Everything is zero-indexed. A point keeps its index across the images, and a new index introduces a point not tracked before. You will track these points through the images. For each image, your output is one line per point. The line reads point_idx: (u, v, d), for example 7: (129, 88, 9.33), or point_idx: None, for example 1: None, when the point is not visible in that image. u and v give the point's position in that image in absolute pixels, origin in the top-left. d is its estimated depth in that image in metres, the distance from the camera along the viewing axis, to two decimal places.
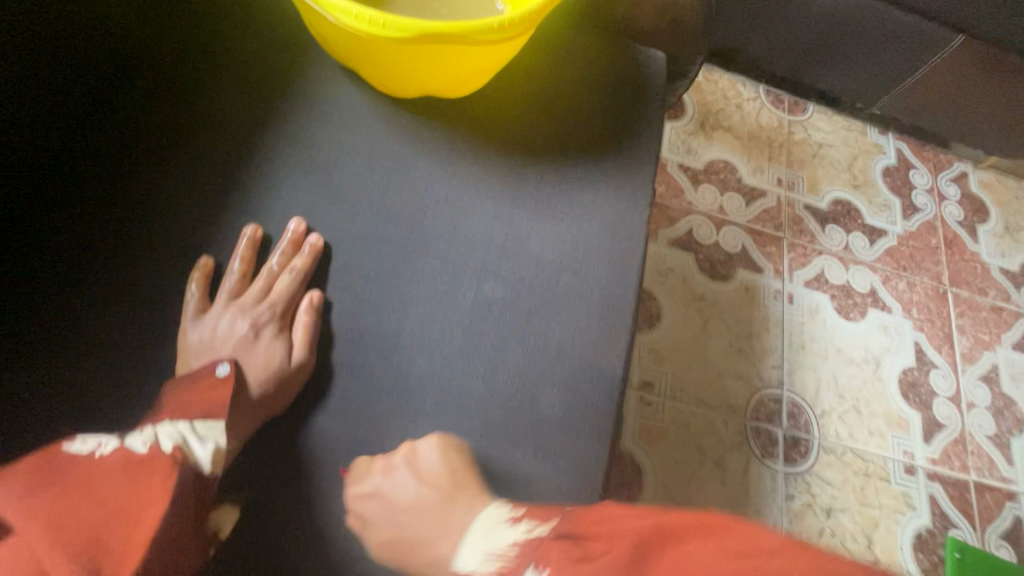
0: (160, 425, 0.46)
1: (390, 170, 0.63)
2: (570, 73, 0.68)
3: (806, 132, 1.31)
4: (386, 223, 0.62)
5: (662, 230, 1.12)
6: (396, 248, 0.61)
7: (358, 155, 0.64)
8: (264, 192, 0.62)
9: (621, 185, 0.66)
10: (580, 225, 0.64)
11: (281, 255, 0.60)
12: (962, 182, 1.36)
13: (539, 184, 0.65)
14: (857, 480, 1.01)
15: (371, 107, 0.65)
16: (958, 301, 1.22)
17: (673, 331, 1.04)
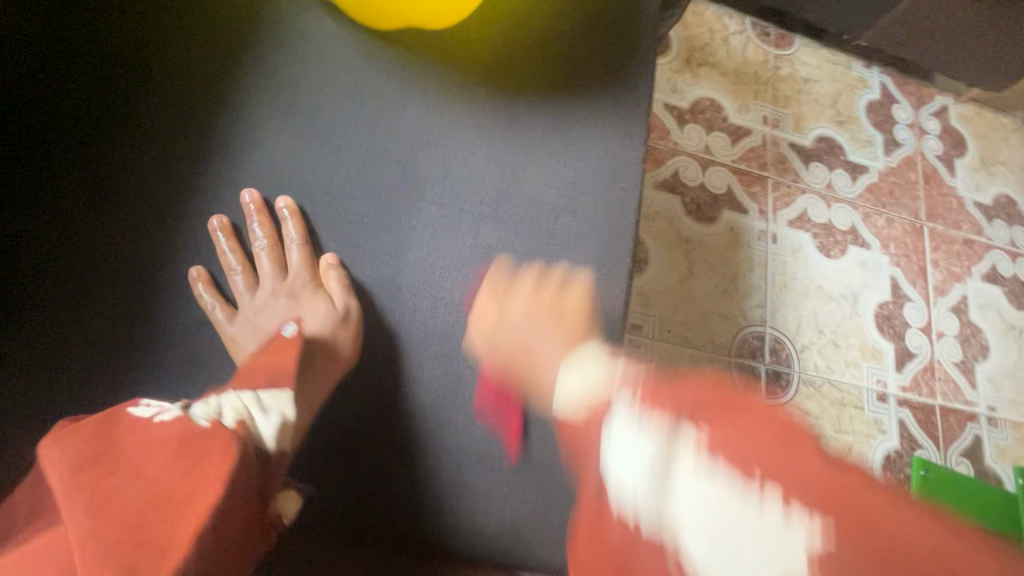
0: (226, 397, 0.51)
1: (376, 114, 0.62)
2: (556, 4, 0.64)
3: (792, 67, 1.28)
4: (375, 175, 0.62)
5: (648, 172, 1.10)
6: (385, 194, 0.62)
7: (340, 102, 0.63)
8: (250, 147, 0.62)
9: (611, 127, 0.64)
10: (573, 167, 0.63)
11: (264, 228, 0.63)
12: (942, 116, 1.36)
13: (526, 121, 0.63)
14: (833, 410, 1.06)
15: (351, 46, 0.63)
16: (933, 236, 1.25)
17: (660, 275, 1.04)
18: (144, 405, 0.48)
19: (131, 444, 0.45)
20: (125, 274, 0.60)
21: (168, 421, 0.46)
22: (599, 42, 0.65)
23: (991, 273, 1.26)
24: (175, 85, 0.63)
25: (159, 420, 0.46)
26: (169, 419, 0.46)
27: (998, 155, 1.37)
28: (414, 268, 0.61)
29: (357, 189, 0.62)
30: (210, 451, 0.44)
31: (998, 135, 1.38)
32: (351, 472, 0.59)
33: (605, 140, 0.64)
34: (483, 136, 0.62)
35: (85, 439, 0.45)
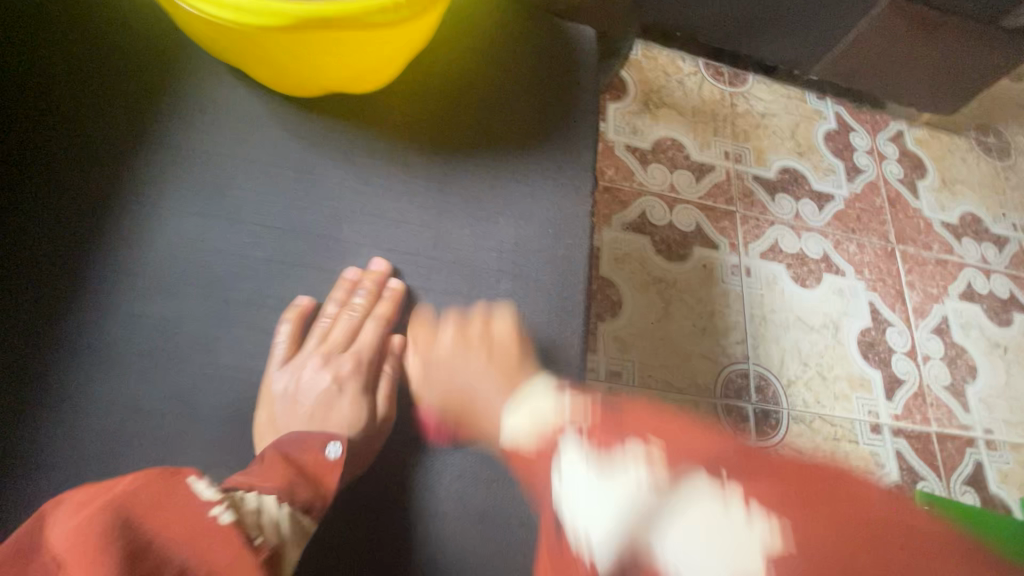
0: (264, 501, 0.42)
1: (290, 183, 0.58)
2: (499, 58, 0.64)
3: (748, 103, 1.30)
4: (285, 244, 0.57)
5: (615, 215, 1.09)
6: (287, 263, 0.56)
7: (248, 169, 0.58)
8: (146, 221, 0.55)
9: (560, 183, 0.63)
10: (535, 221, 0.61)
11: (365, 297, 0.57)
12: (899, 141, 1.39)
13: (460, 187, 0.60)
14: (827, 446, 1.01)
15: (263, 112, 0.60)
16: (906, 258, 1.25)
17: (635, 317, 1.01)
18: (202, 481, 0.41)
19: (176, 527, 0.37)
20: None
21: (227, 523, 0.38)
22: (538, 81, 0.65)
23: (968, 291, 1.25)
24: (59, 155, 0.55)
25: (215, 518, 0.38)
26: (226, 525, 0.38)
27: (957, 175, 1.39)
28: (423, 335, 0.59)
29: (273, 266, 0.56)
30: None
31: (954, 156, 1.41)
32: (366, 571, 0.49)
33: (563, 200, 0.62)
34: (409, 202, 0.59)
35: (115, 504, 0.37)
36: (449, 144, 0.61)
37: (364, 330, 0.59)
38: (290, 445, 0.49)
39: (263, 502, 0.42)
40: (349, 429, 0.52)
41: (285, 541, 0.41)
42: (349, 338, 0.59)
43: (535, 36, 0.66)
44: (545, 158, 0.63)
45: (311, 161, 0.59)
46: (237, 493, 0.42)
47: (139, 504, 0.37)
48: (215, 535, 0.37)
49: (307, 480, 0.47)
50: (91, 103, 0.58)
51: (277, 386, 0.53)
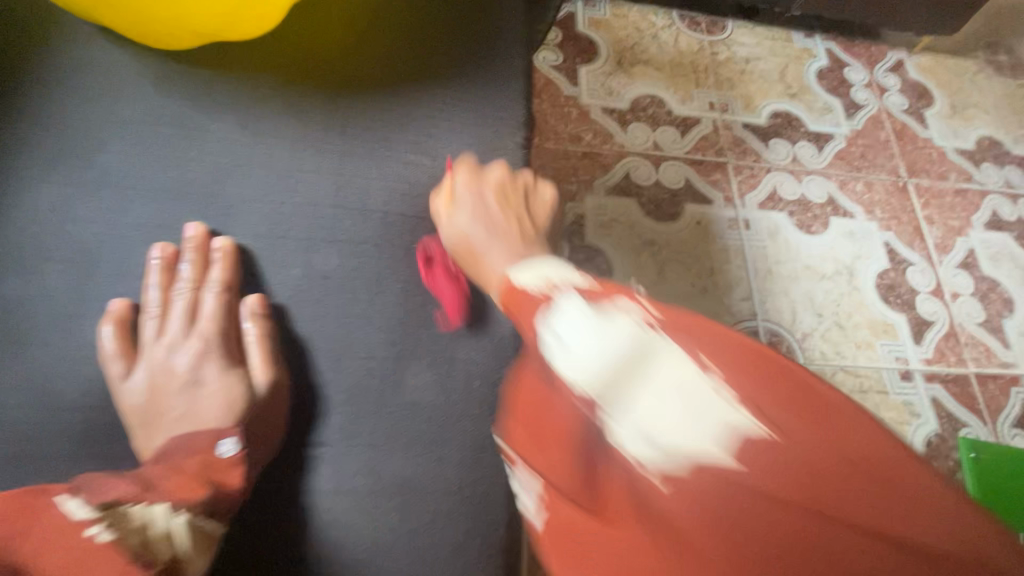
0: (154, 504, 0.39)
1: (174, 152, 0.53)
2: (406, 13, 0.60)
3: (730, 50, 1.23)
4: (174, 220, 0.52)
5: (597, 179, 1.03)
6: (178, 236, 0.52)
7: (130, 145, 0.52)
8: (29, 217, 0.49)
9: (478, 134, 0.58)
10: (410, 164, 0.57)
11: (191, 268, 0.50)
12: (900, 71, 1.29)
13: (365, 136, 0.56)
14: (854, 399, 0.92)
15: (146, 83, 0.54)
16: (920, 192, 1.15)
17: (628, 284, 0.95)
18: (74, 498, 0.38)
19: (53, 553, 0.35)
20: None
21: (103, 543, 0.35)
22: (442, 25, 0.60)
23: (994, 220, 1.15)
24: None
25: (91, 539, 0.35)
26: (105, 544, 0.35)
27: (969, 99, 1.29)
28: (290, 291, 0.52)
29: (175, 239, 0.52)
30: None
31: (964, 80, 1.31)
32: (276, 523, 0.46)
33: (451, 126, 0.58)
34: (301, 144, 0.55)
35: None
36: (339, 98, 0.56)
37: (205, 304, 0.52)
38: (178, 449, 0.45)
39: (154, 513, 0.39)
40: (231, 417, 0.48)
41: (189, 548, 0.39)
42: (191, 319, 0.51)
43: None
44: (449, 94, 0.59)
45: (161, 141, 0.53)
46: (123, 509, 0.38)
47: (1, 537, 0.35)
48: (92, 555, 0.35)
49: (201, 481, 0.42)
50: None
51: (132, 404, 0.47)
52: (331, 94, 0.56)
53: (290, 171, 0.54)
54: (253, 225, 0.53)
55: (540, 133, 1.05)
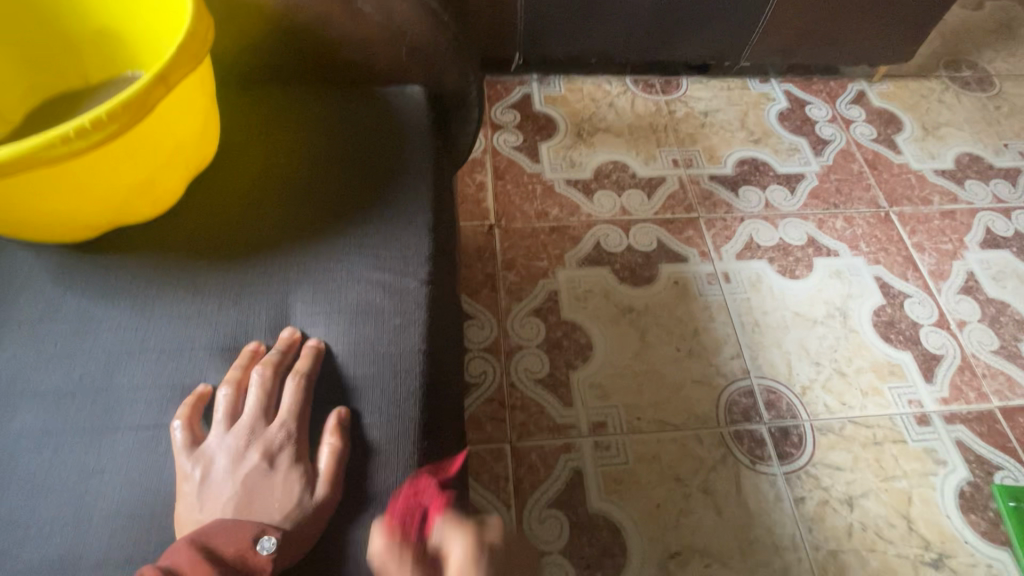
0: None
1: (69, 341, 0.50)
2: (311, 139, 0.58)
3: (687, 106, 1.25)
4: (64, 416, 0.47)
5: (568, 253, 1.03)
6: (66, 430, 0.47)
7: (30, 340, 0.50)
8: None
9: (391, 255, 0.54)
10: (315, 310, 0.52)
11: (276, 355, 0.49)
12: (862, 101, 1.30)
13: (269, 281, 0.53)
14: (869, 454, 0.86)
15: (50, 269, 0.53)
16: (905, 219, 1.12)
17: (611, 357, 0.92)
18: None
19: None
20: None
21: None
22: (347, 151, 0.58)
23: (990, 238, 1.11)
24: None
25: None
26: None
27: (938, 118, 1.28)
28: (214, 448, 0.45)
29: (52, 440, 0.46)
30: None
31: (930, 100, 1.31)
32: None
33: (357, 263, 0.54)
34: (197, 307, 0.51)
35: None
36: (237, 250, 0.53)
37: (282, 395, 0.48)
38: (223, 529, 0.40)
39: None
40: (284, 513, 0.43)
41: None
42: (268, 408, 0.48)
43: (340, 103, 0.61)
44: (357, 228, 0.55)
45: (48, 326, 0.50)
46: None
47: None
48: None
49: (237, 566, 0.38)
50: None
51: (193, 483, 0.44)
52: (226, 247, 0.53)
53: (172, 349, 0.50)
54: (133, 421, 0.47)
55: (507, 214, 1.07)
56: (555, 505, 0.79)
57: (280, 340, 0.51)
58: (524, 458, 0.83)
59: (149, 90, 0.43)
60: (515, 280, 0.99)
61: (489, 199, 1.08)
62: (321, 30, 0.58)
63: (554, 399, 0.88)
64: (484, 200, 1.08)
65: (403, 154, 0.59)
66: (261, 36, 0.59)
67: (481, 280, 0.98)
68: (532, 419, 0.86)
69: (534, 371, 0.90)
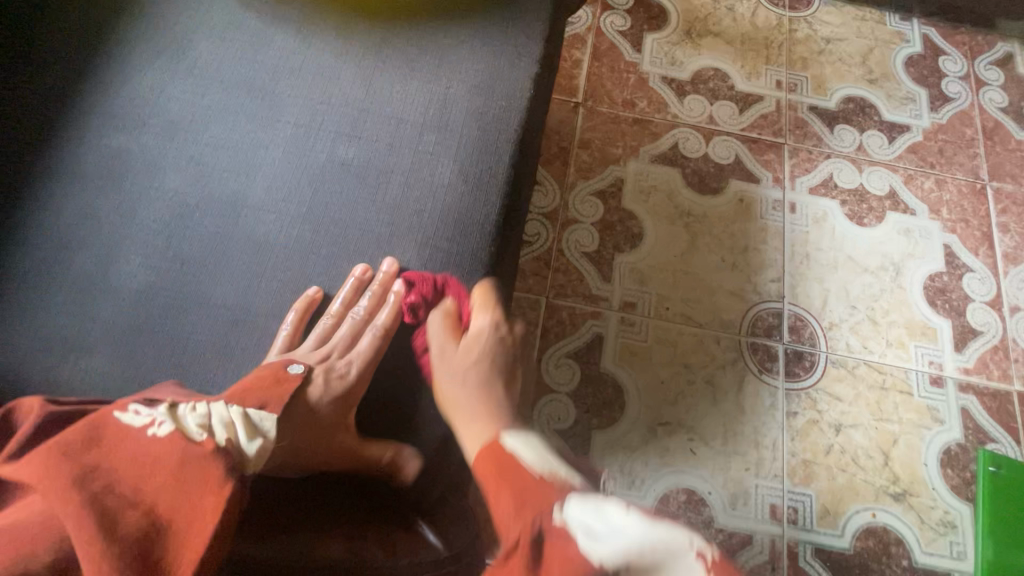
0: (218, 403, 0.44)
1: (253, 89, 0.56)
2: None
3: (810, 27, 1.18)
4: (244, 152, 0.54)
5: (643, 146, 1.05)
6: (245, 161, 0.54)
7: (221, 78, 0.57)
8: (146, 143, 0.54)
9: (502, 68, 0.59)
10: (434, 86, 0.57)
11: (370, 299, 0.52)
12: (1007, 64, 1.18)
13: (404, 64, 0.58)
14: (872, 395, 0.91)
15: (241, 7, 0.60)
16: (1000, 197, 1.07)
17: (657, 250, 0.97)
18: (128, 410, 0.43)
19: (121, 466, 0.40)
20: (43, 285, 0.49)
21: (163, 433, 0.41)
22: None
23: None
24: (97, 76, 0.56)
25: (153, 433, 0.42)
26: (166, 434, 0.41)
27: None
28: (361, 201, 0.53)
29: (251, 166, 0.54)
30: (207, 482, 0.40)
31: None
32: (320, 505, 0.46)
33: (468, 59, 0.58)
34: (348, 84, 0.57)
35: (87, 430, 0.41)
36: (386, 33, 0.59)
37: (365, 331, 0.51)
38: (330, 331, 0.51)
39: (237, 419, 0.44)
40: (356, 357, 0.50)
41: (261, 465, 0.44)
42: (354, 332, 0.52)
43: None
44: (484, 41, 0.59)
45: (252, 68, 0.57)
46: (183, 408, 0.44)
47: (88, 437, 0.41)
48: (155, 444, 0.41)
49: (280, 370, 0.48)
50: (100, 23, 0.58)
51: (358, 153, 0.55)
52: (364, 26, 0.59)
53: (327, 75, 0.57)
54: (275, 150, 0.54)
55: (595, 96, 1.08)
56: (572, 356, 0.90)
57: (351, 277, 0.52)
58: (555, 312, 0.92)
59: None
60: (587, 160, 1.03)
61: (581, 78, 1.09)
62: None
63: (594, 271, 0.95)
64: (576, 77, 1.09)
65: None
66: None
67: (556, 151, 1.03)
68: (571, 283, 0.94)
69: (582, 243, 0.97)
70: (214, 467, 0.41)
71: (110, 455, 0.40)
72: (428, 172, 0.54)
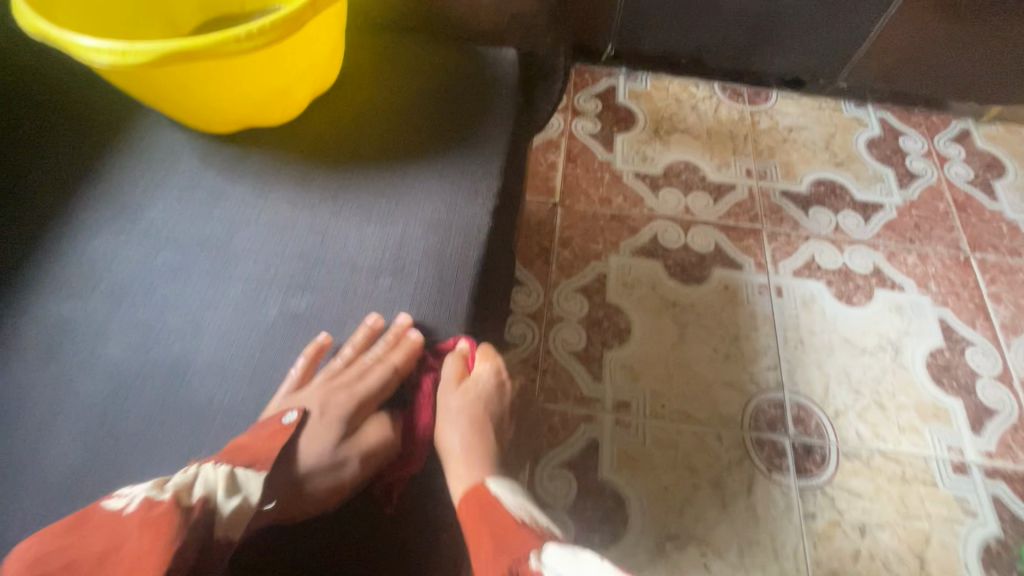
0: (203, 467, 0.42)
1: (204, 239, 0.54)
2: (420, 82, 0.61)
3: (772, 119, 1.24)
4: (192, 307, 0.51)
5: (623, 241, 1.06)
6: (193, 317, 0.51)
7: (172, 230, 0.55)
8: (90, 308, 0.51)
9: (464, 188, 0.56)
10: (388, 228, 0.55)
11: (384, 347, 0.50)
12: (965, 140, 1.23)
13: (362, 197, 0.56)
14: (893, 488, 0.84)
15: (195, 154, 0.58)
16: (985, 267, 1.07)
17: (647, 345, 0.95)
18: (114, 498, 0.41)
19: (94, 544, 0.37)
20: None
21: (135, 505, 0.39)
22: (446, 98, 0.60)
23: None
24: (46, 239, 0.55)
25: (125, 510, 0.39)
26: (138, 505, 0.39)
27: None
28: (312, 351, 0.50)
29: (199, 323, 0.51)
30: (165, 530, 0.37)
31: None
32: None
33: (424, 192, 0.56)
34: (303, 225, 0.55)
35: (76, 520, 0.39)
36: (340, 169, 0.57)
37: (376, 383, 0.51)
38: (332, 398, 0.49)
39: (222, 484, 0.41)
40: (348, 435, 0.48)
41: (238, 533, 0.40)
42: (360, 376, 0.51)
43: (446, 51, 0.63)
44: (444, 164, 0.57)
45: (204, 215, 0.55)
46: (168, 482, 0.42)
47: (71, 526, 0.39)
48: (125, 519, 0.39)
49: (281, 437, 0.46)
50: (53, 183, 0.57)
51: (309, 303, 0.52)
52: (318, 165, 0.57)
53: (278, 223, 0.55)
54: (225, 303, 0.51)
55: (573, 195, 1.11)
56: (567, 466, 0.84)
57: (364, 325, 0.51)
58: (546, 418, 0.88)
59: (302, 12, 0.44)
60: (568, 257, 1.04)
61: (557, 179, 1.13)
62: None
63: (584, 371, 0.92)
64: (552, 179, 1.13)
65: (491, 97, 0.61)
66: None
67: (537, 251, 1.04)
68: (561, 385, 0.91)
69: (570, 343, 0.95)
70: (177, 513, 0.38)
71: (87, 533, 0.38)
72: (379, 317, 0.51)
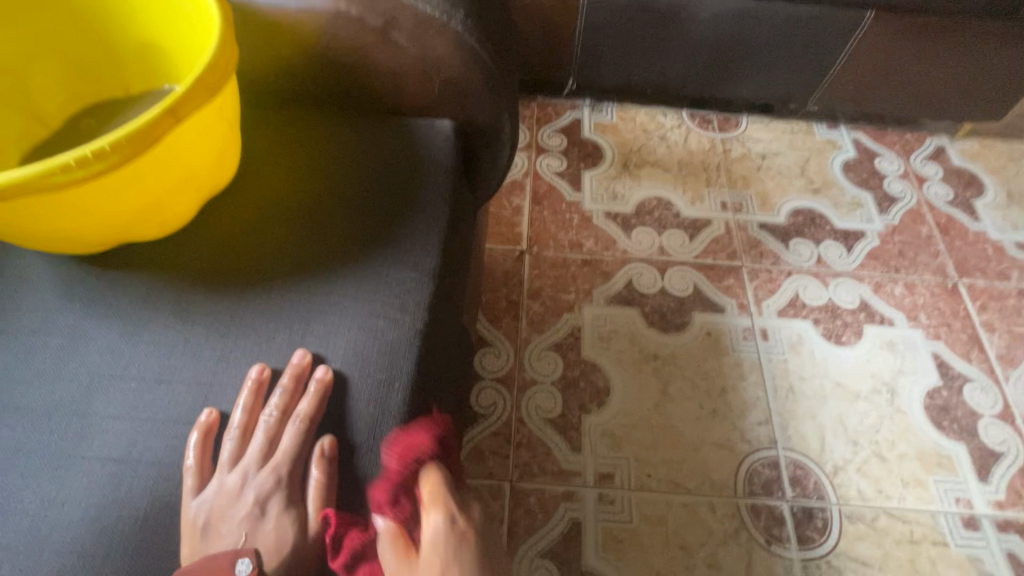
0: None
1: (70, 388, 0.46)
2: (337, 169, 0.55)
3: (744, 146, 1.19)
4: (53, 481, 0.43)
5: (597, 288, 0.99)
6: (54, 493, 0.42)
7: (30, 382, 0.46)
8: None
9: (385, 296, 0.50)
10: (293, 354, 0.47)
11: (281, 396, 0.46)
12: (941, 158, 1.19)
13: (264, 318, 0.49)
14: (902, 553, 0.78)
15: (65, 280, 0.50)
16: (975, 293, 1.02)
17: (628, 406, 0.87)
18: None
19: None
20: None
21: None
22: (367, 188, 0.54)
23: None
24: None
25: None
26: None
27: None
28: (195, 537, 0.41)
29: (60, 501, 0.42)
30: None
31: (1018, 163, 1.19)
32: None
33: (340, 319, 0.49)
34: (190, 361, 0.47)
35: None
36: (238, 291, 0.49)
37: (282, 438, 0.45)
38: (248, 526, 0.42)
39: None
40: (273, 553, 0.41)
41: None
42: (268, 451, 0.45)
43: (367, 133, 0.57)
44: (364, 267, 0.51)
45: (71, 356, 0.47)
46: None
47: None
48: None
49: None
50: None
51: (186, 484, 0.43)
52: (214, 281, 0.50)
53: (149, 379, 0.46)
54: (93, 472, 0.43)
55: (540, 241, 1.04)
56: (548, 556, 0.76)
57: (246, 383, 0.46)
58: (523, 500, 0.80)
59: (157, 120, 0.39)
60: (539, 311, 0.96)
61: (524, 224, 1.06)
62: (362, 60, 0.54)
63: (562, 441, 0.84)
64: (518, 224, 1.06)
65: (421, 181, 0.55)
66: (295, 60, 0.55)
67: (505, 306, 0.96)
68: (537, 460, 0.83)
69: (544, 409, 0.87)
70: None
71: None
72: (275, 491, 0.43)
